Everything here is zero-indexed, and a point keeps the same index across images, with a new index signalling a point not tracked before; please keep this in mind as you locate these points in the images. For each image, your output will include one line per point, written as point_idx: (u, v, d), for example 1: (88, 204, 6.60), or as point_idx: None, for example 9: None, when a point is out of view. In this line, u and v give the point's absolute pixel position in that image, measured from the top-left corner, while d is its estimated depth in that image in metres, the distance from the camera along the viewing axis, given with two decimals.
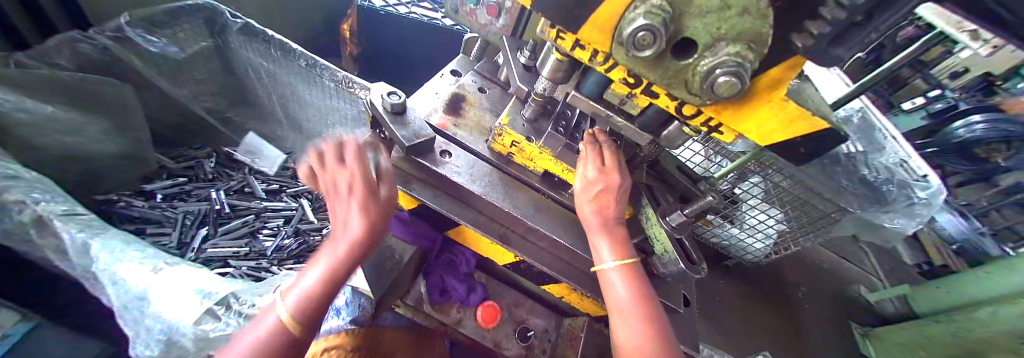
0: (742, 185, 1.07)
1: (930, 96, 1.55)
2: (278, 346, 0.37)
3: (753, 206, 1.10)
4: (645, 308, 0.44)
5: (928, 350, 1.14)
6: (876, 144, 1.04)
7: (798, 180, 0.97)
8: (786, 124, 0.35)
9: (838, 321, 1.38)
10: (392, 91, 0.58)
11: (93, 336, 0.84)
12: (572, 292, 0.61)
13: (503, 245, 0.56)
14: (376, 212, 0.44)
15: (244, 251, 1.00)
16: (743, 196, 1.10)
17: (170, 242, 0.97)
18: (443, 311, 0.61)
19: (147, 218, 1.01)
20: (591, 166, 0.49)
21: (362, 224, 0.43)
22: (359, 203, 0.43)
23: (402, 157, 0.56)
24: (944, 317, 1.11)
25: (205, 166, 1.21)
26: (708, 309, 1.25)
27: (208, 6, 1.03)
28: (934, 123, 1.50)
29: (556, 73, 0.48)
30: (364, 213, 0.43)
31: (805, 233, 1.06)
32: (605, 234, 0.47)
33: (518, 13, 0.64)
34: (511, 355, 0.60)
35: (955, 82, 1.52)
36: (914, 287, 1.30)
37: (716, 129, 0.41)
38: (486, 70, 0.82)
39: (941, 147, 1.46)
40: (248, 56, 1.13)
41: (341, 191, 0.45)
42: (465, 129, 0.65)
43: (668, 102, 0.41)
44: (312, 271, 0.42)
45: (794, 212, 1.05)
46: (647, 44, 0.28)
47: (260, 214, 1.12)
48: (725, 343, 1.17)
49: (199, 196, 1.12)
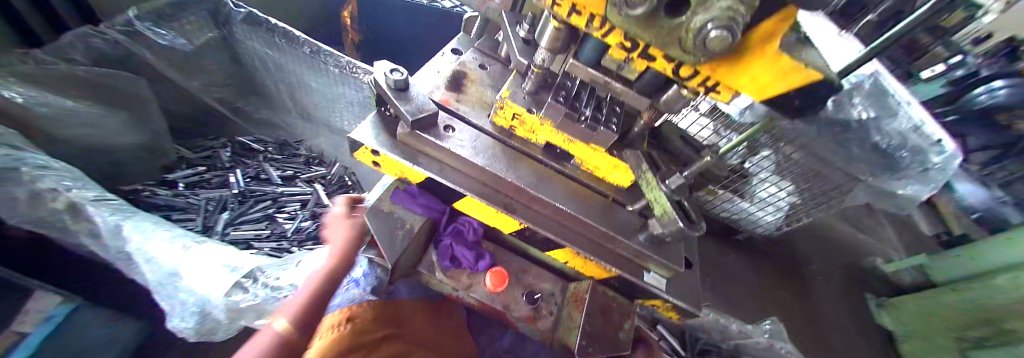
0: (753, 160, 1.07)
1: (951, 62, 1.42)
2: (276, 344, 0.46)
3: (764, 179, 1.08)
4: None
5: (944, 316, 1.12)
6: (888, 109, 0.91)
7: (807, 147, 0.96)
8: (785, 80, 0.35)
9: (847, 291, 1.39)
10: (395, 69, 0.59)
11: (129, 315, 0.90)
12: (577, 256, 0.62)
13: (509, 214, 0.58)
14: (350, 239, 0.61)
15: (265, 233, 1.05)
16: (753, 169, 1.08)
17: (196, 226, 1.03)
18: (455, 277, 0.64)
19: (172, 205, 1.06)
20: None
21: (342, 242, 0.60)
22: (343, 229, 0.62)
23: (408, 133, 0.57)
24: (962, 285, 1.07)
25: (221, 155, 1.24)
26: (717, 280, 1.26)
27: None
28: (953, 91, 1.42)
29: (556, 41, 0.48)
30: (347, 235, 0.61)
31: (817, 205, 1.05)
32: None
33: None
34: (519, 316, 0.63)
35: (978, 48, 1.43)
36: (930, 257, 1.28)
37: (714, 89, 0.42)
38: (486, 47, 0.82)
39: (961, 114, 1.40)
40: (253, 46, 1.16)
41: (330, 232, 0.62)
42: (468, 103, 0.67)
43: (665, 64, 0.41)
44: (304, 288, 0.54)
45: (807, 184, 1.04)
46: (638, 2, 0.29)
47: (277, 199, 1.16)
48: (731, 310, 1.20)
49: (219, 183, 1.17)
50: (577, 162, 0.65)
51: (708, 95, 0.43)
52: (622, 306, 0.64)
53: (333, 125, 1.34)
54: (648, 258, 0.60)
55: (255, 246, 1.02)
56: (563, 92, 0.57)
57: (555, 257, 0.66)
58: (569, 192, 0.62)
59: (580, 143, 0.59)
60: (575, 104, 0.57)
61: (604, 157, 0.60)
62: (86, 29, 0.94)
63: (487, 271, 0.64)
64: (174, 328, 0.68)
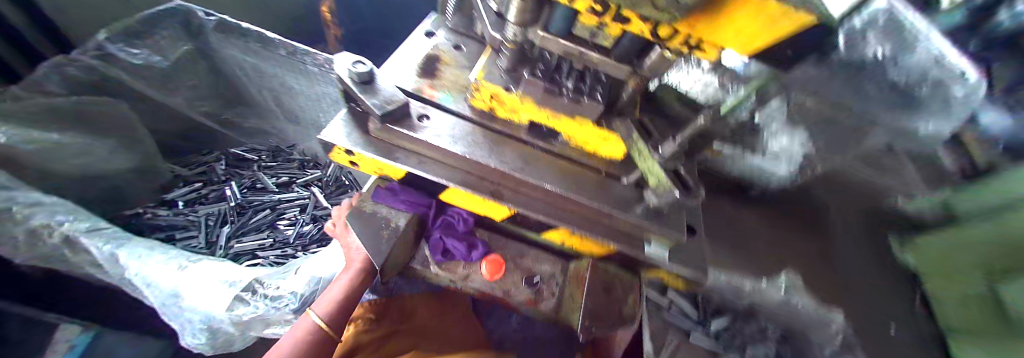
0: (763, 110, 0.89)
1: None
2: (314, 342, 0.49)
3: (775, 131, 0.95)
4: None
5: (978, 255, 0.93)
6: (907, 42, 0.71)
7: None
8: (778, 30, 0.29)
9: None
10: (359, 61, 0.55)
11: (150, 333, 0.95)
12: (572, 235, 0.60)
13: (496, 200, 0.55)
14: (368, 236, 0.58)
15: (267, 242, 1.06)
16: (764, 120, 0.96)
17: (199, 243, 1.04)
18: (450, 269, 0.63)
19: (173, 224, 1.08)
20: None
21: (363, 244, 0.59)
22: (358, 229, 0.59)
23: (380, 128, 0.54)
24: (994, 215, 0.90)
25: (216, 169, 1.24)
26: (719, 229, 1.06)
27: (182, 9, 1.02)
28: None
29: (523, 13, 0.43)
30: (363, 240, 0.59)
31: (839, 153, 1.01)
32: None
33: None
34: (520, 301, 0.63)
35: None
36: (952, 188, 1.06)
37: (697, 48, 0.37)
38: (461, 24, 0.77)
39: None
40: (230, 53, 1.12)
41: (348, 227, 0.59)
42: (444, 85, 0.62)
43: (640, 26, 0.36)
44: (337, 285, 0.55)
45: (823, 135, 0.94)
46: None
47: (275, 207, 1.16)
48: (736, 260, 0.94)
49: (216, 197, 1.17)
50: (566, 139, 0.61)
51: (692, 53, 0.38)
52: (626, 280, 0.62)
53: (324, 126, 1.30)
54: (648, 229, 0.57)
55: (261, 256, 1.04)
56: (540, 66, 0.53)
57: (551, 238, 0.64)
58: (558, 170, 0.59)
59: (564, 117, 0.56)
60: (555, 77, 0.53)
61: (601, 133, 0.57)
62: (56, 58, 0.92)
63: (483, 260, 0.63)
64: (189, 345, 0.71)
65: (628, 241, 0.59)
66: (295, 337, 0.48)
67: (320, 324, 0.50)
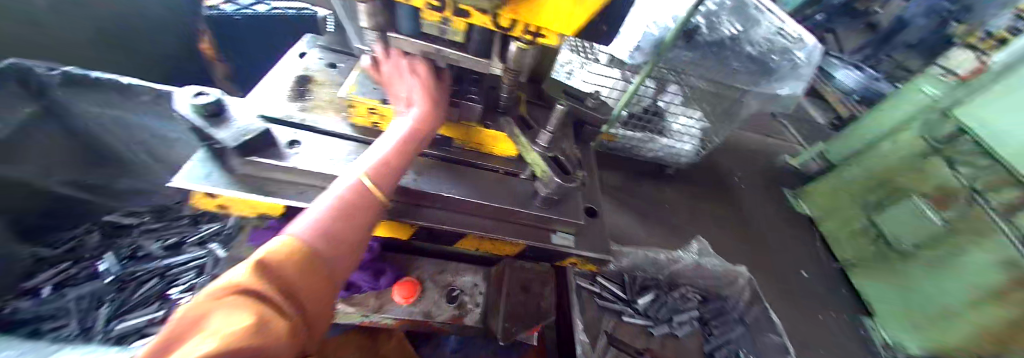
0: (664, 96, 1.24)
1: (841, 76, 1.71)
2: (358, 209, 0.36)
3: (676, 113, 1.29)
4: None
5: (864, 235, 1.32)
6: (752, 20, 1.04)
7: (707, 78, 1.16)
8: (578, 25, 0.36)
9: (761, 203, 1.61)
10: (202, 91, 0.47)
11: None
12: (483, 240, 0.58)
13: (398, 219, 0.53)
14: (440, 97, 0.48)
15: (160, 315, 0.90)
16: (666, 106, 1.28)
17: (72, 332, 0.87)
18: (361, 304, 0.58)
19: (34, 315, 0.89)
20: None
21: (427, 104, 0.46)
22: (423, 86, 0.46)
23: (243, 163, 0.46)
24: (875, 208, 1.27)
25: (88, 241, 1.05)
26: (641, 209, 1.41)
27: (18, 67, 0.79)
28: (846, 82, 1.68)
29: (376, 18, 0.41)
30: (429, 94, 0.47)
31: (725, 123, 1.30)
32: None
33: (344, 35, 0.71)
34: (443, 320, 0.59)
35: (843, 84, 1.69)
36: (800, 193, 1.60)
37: (487, 147, 0.61)
38: (337, 43, 0.69)
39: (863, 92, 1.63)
40: (85, 108, 0.92)
41: (410, 72, 0.46)
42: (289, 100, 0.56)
43: (480, 18, 0.39)
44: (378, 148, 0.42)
45: (706, 107, 1.27)
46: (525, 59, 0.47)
47: (165, 274, 0.99)
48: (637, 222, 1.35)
49: (90, 274, 0.98)
50: (460, 143, 0.61)
51: (486, 149, 0.62)
52: (541, 274, 0.64)
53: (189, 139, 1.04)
54: (551, 220, 0.58)
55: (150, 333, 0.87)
56: None
57: (464, 247, 0.61)
58: (451, 179, 0.57)
59: (478, 127, 0.57)
60: None
61: (500, 138, 0.59)
62: None
63: (395, 284, 0.60)
64: None
65: (536, 234, 0.59)
66: (335, 199, 0.35)
67: (372, 193, 0.37)
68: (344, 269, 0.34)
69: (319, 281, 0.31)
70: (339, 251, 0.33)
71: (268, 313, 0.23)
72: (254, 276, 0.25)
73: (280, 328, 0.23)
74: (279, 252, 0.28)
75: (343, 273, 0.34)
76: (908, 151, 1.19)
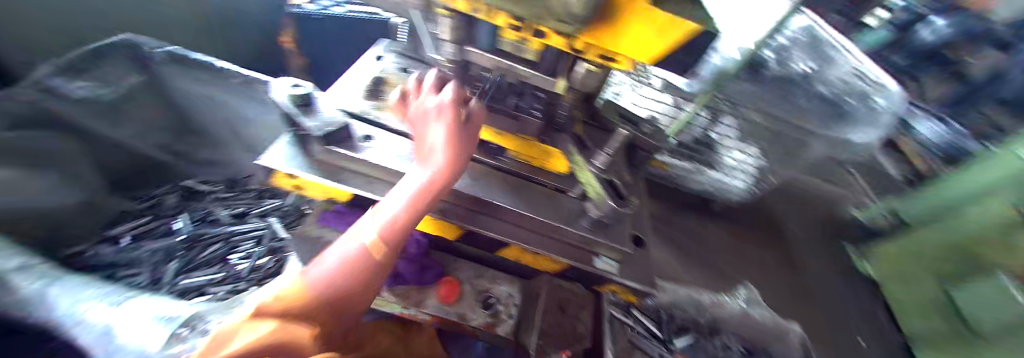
0: (718, 127, 1.29)
1: None
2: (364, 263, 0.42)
3: (731, 145, 1.29)
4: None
5: (938, 312, 1.23)
6: (828, 59, 0.90)
7: (766, 113, 1.14)
8: (656, 55, 0.36)
9: (813, 255, 1.52)
10: (298, 83, 0.54)
11: None
12: (526, 253, 0.60)
13: (446, 219, 0.56)
14: (462, 149, 0.46)
15: (218, 277, 1.00)
16: (720, 137, 1.29)
17: (144, 281, 0.97)
18: (404, 295, 0.62)
19: (117, 261, 1.02)
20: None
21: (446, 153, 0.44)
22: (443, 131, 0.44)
23: (323, 151, 0.52)
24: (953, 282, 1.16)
25: (167, 201, 1.18)
26: (690, 247, 1.37)
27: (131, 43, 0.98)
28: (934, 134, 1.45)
29: (457, 31, 0.44)
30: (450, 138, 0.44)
31: (778, 163, 1.26)
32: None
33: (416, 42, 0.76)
34: (477, 325, 0.60)
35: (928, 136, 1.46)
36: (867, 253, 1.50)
37: (538, 161, 0.62)
38: (411, 49, 0.75)
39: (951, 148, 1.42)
40: (185, 85, 1.08)
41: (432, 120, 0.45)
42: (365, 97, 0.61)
43: (555, 39, 0.39)
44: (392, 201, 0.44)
45: (764, 144, 1.24)
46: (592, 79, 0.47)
47: (228, 240, 1.09)
48: (681, 258, 1.31)
49: (164, 231, 1.11)
50: (513, 154, 0.63)
51: (535, 163, 0.63)
52: (577, 296, 0.64)
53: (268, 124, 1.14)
54: (596, 243, 0.57)
55: (210, 292, 0.97)
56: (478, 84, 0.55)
57: (505, 256, 0.63)
58: (504, 189, 0.58)
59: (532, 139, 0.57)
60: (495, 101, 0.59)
61: (554, 153, 0.59)
62: None
63: (437, 283, 0.63)
64: None
65: (578, 254, 0.59)
66: (346, 255, 0.41)
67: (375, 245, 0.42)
68: (354, 302, 0.42)
69: (329, 313, 0.40)
70: (343, 298, 0.41)
71: (284, 338, 0.35)
72: (273, 309, 0.36)
73: (289, 339, 0.35)
74: (295, 292, 0.38)
75: (352, 311, 0.42)
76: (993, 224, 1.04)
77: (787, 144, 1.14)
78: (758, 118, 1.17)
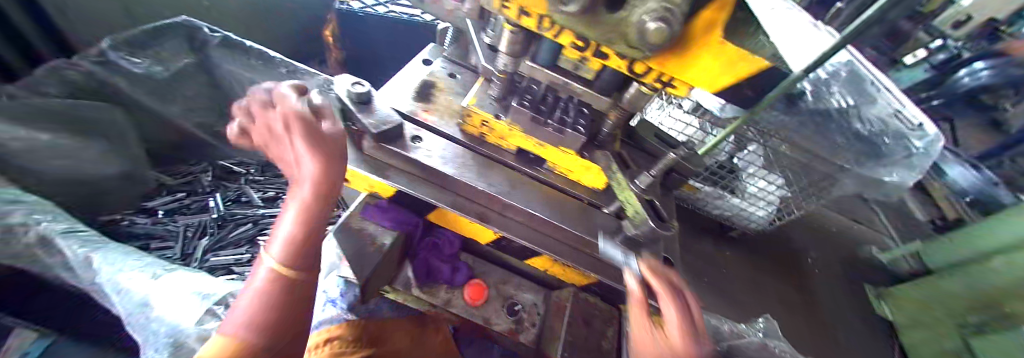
0: (742, 154, 1.19)
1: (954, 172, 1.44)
2: (282, 294, 0.33)
3: (753, 173, 1.22)
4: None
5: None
6: (867, 96, 0.99)
7: (794, 142, 1.09)
8: (721, 86, 0.38)
9: (832, 293, 1.45)
10: (357, 81, 0.57)
11: (95, 346, 0.82)
12: (555, 263, 0.62)
13: (482, 223, 0.58)
14: (327, 144, 0.40)
15: (245, 257, 1.03)
16: (743, 165, 1.22)
17: (174, 254, 1.01)
18: (431, 293, 0.64)
19: (150, 233, 1.06)
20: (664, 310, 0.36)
21: (313, 154, 0.39)
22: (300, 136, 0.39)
23: (375, 146, 0.56)
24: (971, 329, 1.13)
25: (202, 180, 1.23)
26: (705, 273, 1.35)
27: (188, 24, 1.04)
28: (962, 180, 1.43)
29: (513, 46, 0.47)
30: (309, 139, 0.39)
31: (806, 196, 1.19)
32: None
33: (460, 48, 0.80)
34: (501, 329, 0.62)
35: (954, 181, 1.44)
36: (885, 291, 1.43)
37: (571, 175, 0.63)
38: (457, 55, 0.78)
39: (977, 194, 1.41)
40: (231, 69, 1.12)
41: (283, 134, 0.40)
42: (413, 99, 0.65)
43: (617, 62, 0.41)
44: (282, 225, 0.37)
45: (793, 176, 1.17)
46: (644, 101, 0.48)
47: (258, 221, 1.13)
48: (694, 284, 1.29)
49: (199, 208, 1.15)
50: (551, 166, 0.64)
51: (567, 177, 0.64)
52: (603, 312, 0.64)
53: None
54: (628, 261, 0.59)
55: (236, 272, 1.01)
56: (528, 96, 0.58)
57: (535, 265, 0.65)
58: (542, 198, 0.60)
59: (570, 152, 0.57)
60: (541, 109, 0.57)
61: (590, 165, 0.58)
62: (41, 71, 0.88)
63: (466, 285, 0.65)
64: None
65: (607, 270, 0.59)
66: (254, 294, 0.32)
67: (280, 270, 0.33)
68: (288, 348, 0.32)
69: None
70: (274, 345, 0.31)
71: None
72: None
73: None
74: None
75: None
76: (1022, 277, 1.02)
77: (810, 180, 1.16)
78: (788, 147, 1.10)
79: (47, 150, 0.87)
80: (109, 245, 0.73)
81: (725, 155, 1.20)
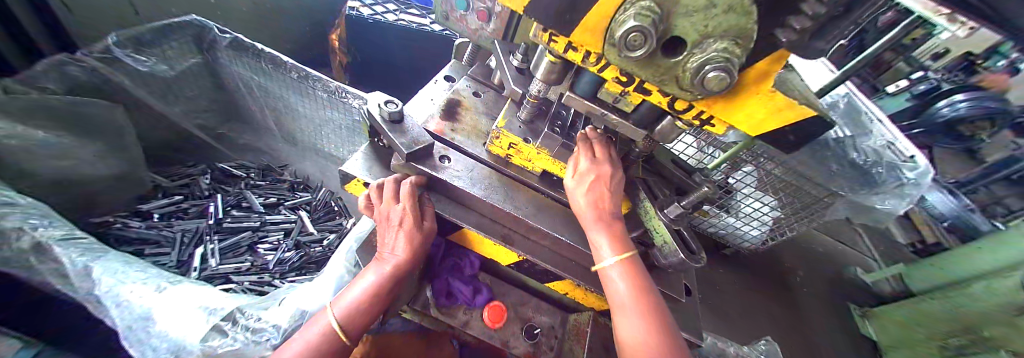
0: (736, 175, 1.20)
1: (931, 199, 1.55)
2: (331, 345, 0.47)
3: (748, 194, 1.23)
4: (646, 302, 0.46)
5: None
6: (862, 128, 1.08)
7: (788, 167, 1.08)
8: (763, 130, 0.39)
9: (824, 314, 1.48)
10: (389, 100, 0.58)
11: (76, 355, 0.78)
12: (577, 288, 0.63)
13: (506, 246, 0.58)
14: (418, 244, 0.52)
15: (245, 266, 1.00)
16: (737, 185, 1.23)
17: (170, 262, 0.97)
18: (450, 314, 0.63)
19: (145, 238, 1.01)
20: (582, 158, 0.51)
21: (406, 250, 0.52)
22: (405, 235, 0.51)
23: (403, 164, 0.56)
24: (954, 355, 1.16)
25: (200, 182, 1.18)
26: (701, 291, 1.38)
27: (198, 25, 1.02)
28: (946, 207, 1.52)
29: (550, 74, 0.47)
30: (408, 242, 0.51)
31: (795, 219, 1.20)
32: (602, 226, 0.49)
33: (479, 64, 0.80)
34: (518, 353, 0.62)
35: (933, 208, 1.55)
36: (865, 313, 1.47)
37: None
38: (479, 74, 0.78)
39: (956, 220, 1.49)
40: (238, 71, 1.11)
41: (392, 223, 0.51)
42: (436, 116, 0.66)
43: (659, 98, 0.41)
44: (360, 287, 0.51)
45: (786, 198, 1.17)
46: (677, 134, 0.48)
47: (259, 229, 1.10)
48: None
49: (198, 213, 1.11)
50: None
51: None
52: None
53: (321, 120, 1.18)
54: None
55: (234, 282, 0.97)
56: (559, 121, 0.59)
57: (555, 288, 0.67)
58: (570, 222, 0.60)
59: None
60: (570, 136, 0.59)
61: None
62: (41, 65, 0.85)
63: (485, 306, 0.64)
64: None
65: None
66: (316, 334, 0.47)
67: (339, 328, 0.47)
68: None
69: None
70: None
71: None
72: None
73: None
74: None
75: None
76: (1002, 303, 1.03)
77: (802, 207, 1.15)
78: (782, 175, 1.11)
79: (42, 149, 0.83)
80: (101, 254, 0.69)
81: (720, 175, 1.19)
